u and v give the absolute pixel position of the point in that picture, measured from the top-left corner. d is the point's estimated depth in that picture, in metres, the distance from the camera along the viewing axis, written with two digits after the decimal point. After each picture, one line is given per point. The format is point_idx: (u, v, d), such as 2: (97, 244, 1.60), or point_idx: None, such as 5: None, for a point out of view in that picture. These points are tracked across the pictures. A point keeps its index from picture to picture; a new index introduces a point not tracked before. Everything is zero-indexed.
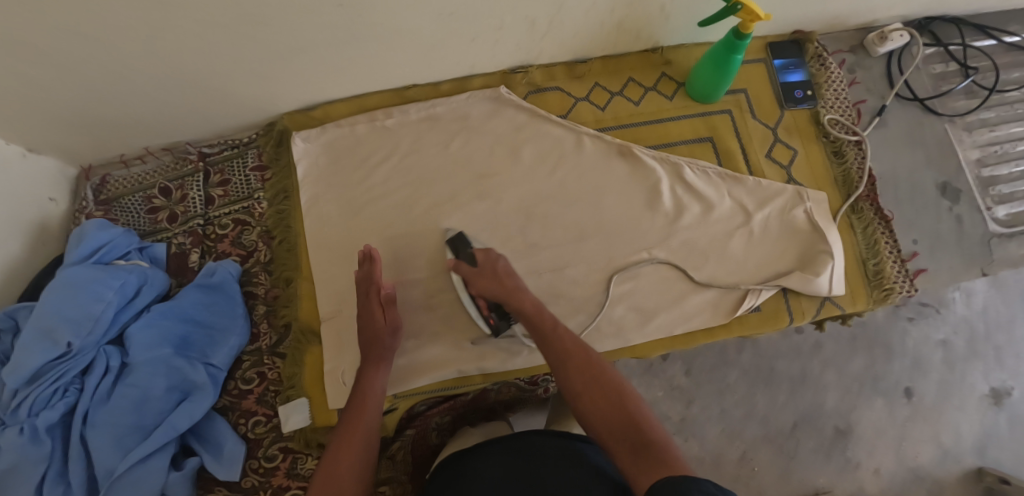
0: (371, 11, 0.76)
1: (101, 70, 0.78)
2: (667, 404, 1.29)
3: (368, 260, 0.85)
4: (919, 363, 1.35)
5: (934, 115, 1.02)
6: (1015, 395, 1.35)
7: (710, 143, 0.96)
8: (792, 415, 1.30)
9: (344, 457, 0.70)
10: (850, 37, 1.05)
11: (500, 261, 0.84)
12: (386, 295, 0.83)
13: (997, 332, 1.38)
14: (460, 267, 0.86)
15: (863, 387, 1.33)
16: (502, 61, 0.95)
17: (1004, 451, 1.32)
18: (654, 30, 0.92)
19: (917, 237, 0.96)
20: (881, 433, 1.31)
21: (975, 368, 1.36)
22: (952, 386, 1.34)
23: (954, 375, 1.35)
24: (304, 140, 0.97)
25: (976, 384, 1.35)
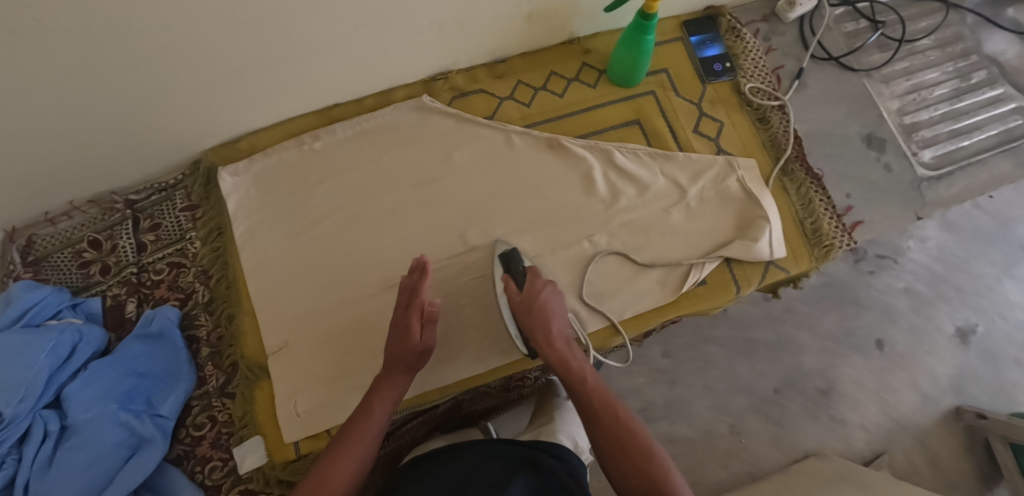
0: (278, 32, 0.76)
1: (6, 130, 0.75)
2: (651, 389, 1.29)
3: (418, 269, 0.80)
4: (887, 313, 1.37)
5: (851, 72, 1.04)
6: (981, 331, 1.39)
7: (637, 125, 0.96)
8: (774, 381, 1.31)
9: (336, 466, 0.63)
10: (761, 7, 1.07)
11: (546, 294, 0.77)
12: (428, 310, 0.77)
13: (955, 273, 1.42)
14: (508, 286, 0.80)
15: (838, 344, 1.34)
16: (420, 70, 0.94)
17: (979, 387, 1.35)
18: (566, 21, 0.93)
19: (850, 191, 0.97)
20: (862, 387, 1.32)
21: (938, 311, 1.39)
22: (922, 331, 1.37)
23: (921, 319, 1.38)
24: (232, 175, 0.95)
25: (942, 325, 1.38)
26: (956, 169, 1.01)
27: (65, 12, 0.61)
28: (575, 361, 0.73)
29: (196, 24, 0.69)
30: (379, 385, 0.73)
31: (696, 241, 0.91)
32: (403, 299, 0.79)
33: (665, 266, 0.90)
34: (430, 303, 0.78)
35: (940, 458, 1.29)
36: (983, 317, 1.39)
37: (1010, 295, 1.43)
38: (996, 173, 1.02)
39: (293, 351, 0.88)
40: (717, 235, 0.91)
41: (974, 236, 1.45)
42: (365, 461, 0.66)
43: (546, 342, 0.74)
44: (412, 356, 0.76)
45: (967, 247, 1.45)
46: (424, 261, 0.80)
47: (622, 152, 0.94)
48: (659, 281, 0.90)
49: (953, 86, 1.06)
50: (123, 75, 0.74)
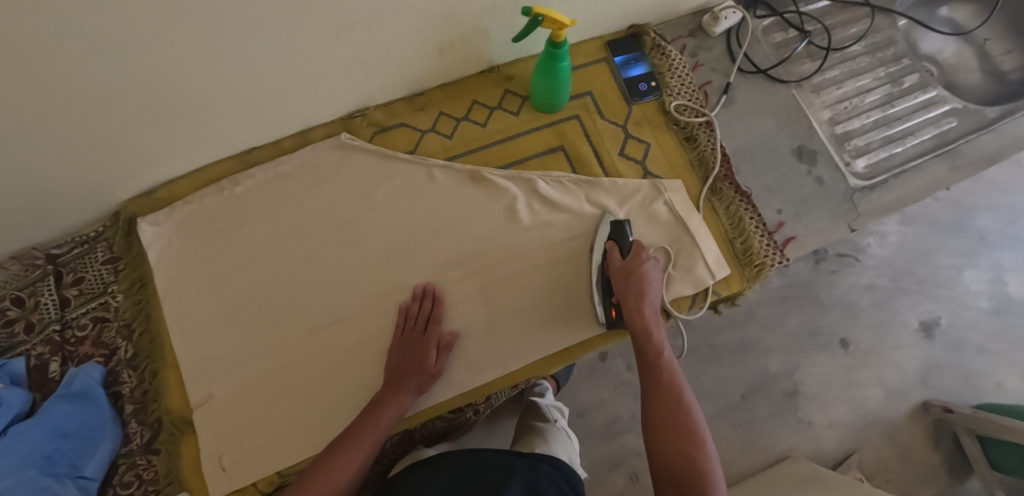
0: (168, 82, 0.75)
1: None
2: (619, 402, 1.24)
3: (430, 298, 0.87)
4: (850, 311, 1.38)
5: (780, 84, 1.03)
6: (945, 323, 1.40)
7: (561, 152, 0.95)
8: (741, 388, 1.31)
9: (335, 467, 0.73)
10: (687, 22, 1.05)
11: (647, 265, 0.81)
12: (445, 340, 0.84)
13: (917, 265, 1.44)
14: (610, 251, 0.84)
15: (802, 344, 1.35)
16: (335, 109, 0.93)
17: (946, 377, 1.36)
18: (481, 50, 0.92)
19: (780, 206, 0.95)
20: (829, 385, 1.33)
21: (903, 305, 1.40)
22: (887, 327, 1.38)
23: (886, 314, 1.39)
24: (152, 225, 0.93)
25: (906, 319, 1.40)
26: (890, 177, 1.00)
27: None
28: (657, 331, 0.77)
29: (74, 79, 0.68)
30: (386, 401, 0.80)
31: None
32: (416, 326, 0.85)
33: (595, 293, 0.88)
34: (448, 333, 0.85)
35: (909, 451, 1.31)
36: (947, 308, 1.41)
37: (971, 284, 1.44)
38: (932, 178, 1.01)
39: (218, 402, 0.87)
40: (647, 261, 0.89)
41: (935, 227, 1.47)
42: (362, 466, 0.75)
43: (636, 306, 0.78)
44: (421, 380, 0.82)
45: (927, 239, 1.46)
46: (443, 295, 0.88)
47: (545, 180, 0.92)
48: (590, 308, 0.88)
49: (885, 92, 1.05)
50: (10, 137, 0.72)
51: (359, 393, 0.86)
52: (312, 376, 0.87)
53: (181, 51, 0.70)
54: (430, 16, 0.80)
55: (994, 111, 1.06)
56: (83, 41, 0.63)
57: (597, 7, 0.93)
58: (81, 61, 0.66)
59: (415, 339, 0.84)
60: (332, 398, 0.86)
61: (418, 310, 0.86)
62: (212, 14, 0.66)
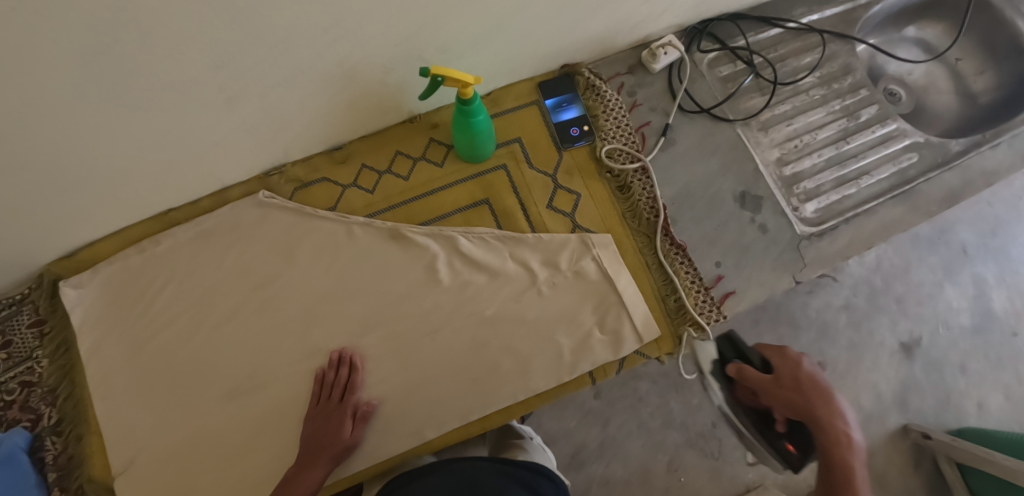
0: (58, 158, 0.73)
1: None
2: (585, 430, 1.16)
3: (348, 367, 0.84)
4: (825, 332, 1.26)
5: (725, 122, 0.97)
6: (926, 343, 1.28)
7: (487, 205, 0.91)
8: (712, 415, 1.17)
9: None
10: (626, 57, 1.00)
11: (808, 365, 0.69)
12: (364, 410, 0.82)
13: (894, 282, 1.31)
14: (743, 370, 0.72)
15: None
16: (250, 168, 0.90)
17: (925, 398, 1.24)
18: (398, 102, 0.88)
19: (720, 259, 0.90)
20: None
21: (880, 324, 1.28)
22: (862, 347, 1.26)
23: (862, 334, 1.27)
24: (75, 287, 0.91)
25: (885, 339, 1.27)
26: (842, 221, 0.94)
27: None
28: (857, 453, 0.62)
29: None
30: (302, 470, 0.78)
31: (545, 333, 0.85)
32: (332, 398, 0.82)
33: (519, 357, 0.85)
34: (367, 402, 0.83)
35: (885, 476, 1.20)
36: (926, 327, 1.28)
37: (953, 301, 1.30)
38: (886, 220, 0.94)
39: (137, 471, 0.85)
40: (574, 323, 0.85)
41: (914, 242, 1.34)
42: None
43: (825, 424, 0.63)
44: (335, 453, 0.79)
45: (907, 255, 1.33)
46: (363, 365, 0.85)
47: (466, 238, 0.88)
48: (513, 370, 0.84)
49: (839, 127, 1.00)
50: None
51: (277, 460, 0.84)
52: (231, 443, 0.85)
53: (59, 130, 0.69)
54: (322, 78, 0.76)
55: (960, 144, 0.99)
56: None
57: (517, 52, 0.88)
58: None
59: (334, 410, 0.82)
60: (250, 463, 0.84)
61: (333, 382, 0.84)
62: (73, 91, 0.64)
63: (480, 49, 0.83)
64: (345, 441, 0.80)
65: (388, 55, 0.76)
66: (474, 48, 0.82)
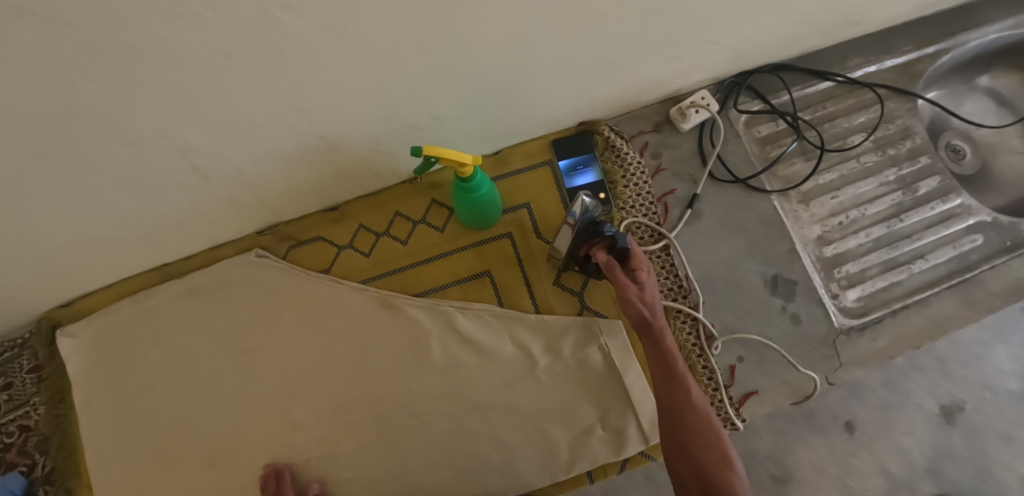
0: (39, 237, 0.71)
1: None
2: None
3: (272, 477, 0.81)
4: (854, 390, 1.05)
5: (759, 193, 0.87)
6: (970, 409, 1.04)
7: (487, 278, 0.84)
8: None
9: None
10: (651, 113, 0.90)
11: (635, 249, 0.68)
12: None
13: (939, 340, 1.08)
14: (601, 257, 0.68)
15: (798, 424, 1.03)
16: (239, 228, 0.86)
17: (961, 466, 1.02)
18: (393, 167, 0.81)
19: (742, 353, 0.81)
20: (827, 474, 1.00)
21: (920, 386, 1.05)
22: (894, 408, 1.04)
23: (895, 396, 1.05)
24: (71, 336, 0.91)
25: (922, 402, 1.04)
26: (887, 312, 0.83)
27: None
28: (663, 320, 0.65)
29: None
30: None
31: (540, 426, 0.78)
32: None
33: (510, 450, 0.78)
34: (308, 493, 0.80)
35: None
36: (970, 390, 1.05)
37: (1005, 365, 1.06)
38: (936, 316, 0.83)
39: None
40: (572, 419, 0.78)
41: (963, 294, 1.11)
42: None
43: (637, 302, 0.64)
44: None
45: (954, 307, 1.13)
46: (285, 469, 0.82)
47: (463, 315, 0.82)
48: (503, 464, 0.78)
49: (894, 201, 0.88)
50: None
51: None
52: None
53: (33, 213, 0.67)
54: (300, 154, 0.70)
55: None
56: None
57: (523, 115, 0.80)
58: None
59: None
60: None
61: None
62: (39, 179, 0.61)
63: (476, 116, 0.76)
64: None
65: (374, 130, 0.70)
66: (471, 117, 0.75)
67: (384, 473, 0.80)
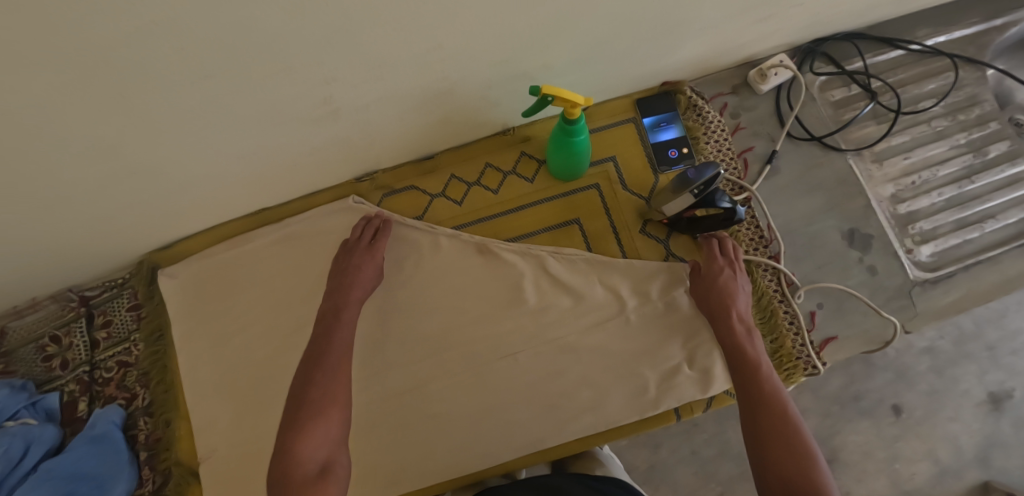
0: (170, 165, 0.75)
1: None
2: (635, 451, 1.10)
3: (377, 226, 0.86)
4: (902, 375, 1.09)
5: (835, 152, 0.91)
6: (1019, 397, 1.09)
7: (576, 225, 0.89)
8: None
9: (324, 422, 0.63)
10: (730, 76, 0.95)
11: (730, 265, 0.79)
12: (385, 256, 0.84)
13: (987, 328, 1.12)
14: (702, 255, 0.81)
15: (846, 407, 1.08)
16: (341, 175, 0.91)
17: (1012, 457, 1.06)
18: (492, 116, 0.86)
19: (821, 300, 0.85)
20: (873, 456, 1.06)
21: (968, 372, 1.10)
22: (943, 395, 1.09)
23: (943, 382, 1.09)
24: (170, 276, 0.96)
25: (970, 389, 1.09)
26: (961, 268, 0.87)
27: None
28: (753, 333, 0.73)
29: (62, 169, 0.69)
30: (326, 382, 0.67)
31: (628, 366, 0.82)
32: (356, 250, 0.82)
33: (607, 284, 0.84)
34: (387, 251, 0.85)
35: None
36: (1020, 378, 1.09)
37: None
38: (1009, 273, 0.86)
39: (221, 459, 0.90)
40: (660, 358, 0.82)
41: None
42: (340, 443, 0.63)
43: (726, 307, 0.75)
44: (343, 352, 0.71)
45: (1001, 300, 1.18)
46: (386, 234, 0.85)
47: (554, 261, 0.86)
48: (593, 403, 0.82)
49: (964, 163, 0.91)
50: (15, 220, 0.76)
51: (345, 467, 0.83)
52: None
53: (174, 141, 0.70)
54: (420, 95, 0.74)
55: None
56: (70, 143, 0.65)
57: (619, 71, 0.84)
58: (66, 157, 0.66)
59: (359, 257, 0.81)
60: None
61: (341, 253, 0.83)
62: (191, 110, 0.65)
63: (580, 68, 0.80)
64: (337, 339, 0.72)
65: (490, 73, 0.74)
66: (577, 68, 0.80)
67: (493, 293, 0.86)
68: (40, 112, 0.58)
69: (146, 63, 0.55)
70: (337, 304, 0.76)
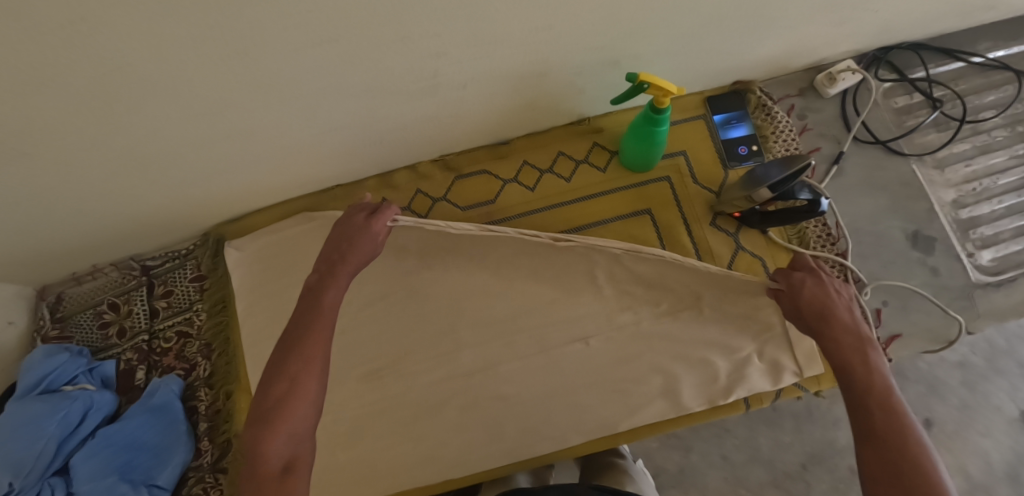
0: (262, 131, 0.76)
1: (53, 218, 0.82)
2: (665, 453, 1.07)
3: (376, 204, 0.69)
4: (935, 388, 1.08)
5: (899, 157, 0.94)
6: None
7: (648, 216, 0.90)
8: (802, 455, 1.06)
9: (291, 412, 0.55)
10: (797, 79, 0.98)
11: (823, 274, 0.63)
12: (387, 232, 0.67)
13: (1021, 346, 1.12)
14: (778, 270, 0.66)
15: None
16: (416, 155, 0.93)
17: None
18: (572, 104, 0.88)
19: (886, 298, 0.87)
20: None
21: (1000, 388, 1.09)
22: (974, 410, 1.07)
23: (975, 397, 1.08)
24: (237, 249, 0.96)
25: (1002, 405, 1.08)
26: (1020, 273, 0.89)
27: (34, 127, 0.62)
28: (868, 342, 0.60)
29: (159, 125, 0.68)
30: (306, 351, 0.57)
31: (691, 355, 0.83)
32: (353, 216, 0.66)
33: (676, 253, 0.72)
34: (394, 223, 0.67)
35: None
36: None
37: None
38: None
39: None
40: (728, 349, 0.83)
41: None
42: (306, 430, 0.56)
43: (827, 325, 0.60)
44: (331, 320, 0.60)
45: None
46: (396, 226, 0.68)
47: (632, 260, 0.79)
48: (662, 388, 0.83)
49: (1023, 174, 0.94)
50: (107, 174, 0.76)
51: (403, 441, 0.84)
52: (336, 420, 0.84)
53: (278, 108, 0.71)
54: (517, 77, 0.77)
55: None
56: (184, 101, 0.65)
57: (701, 66, 0.87)
58: (173, 113, 0.67)
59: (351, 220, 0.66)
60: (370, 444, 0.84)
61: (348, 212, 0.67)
62: (304, 77, 0.66)
63: (668, 60, 0.83)
64: (327, 300, 0.60)
65: (585, 59, 0.77)
66: (665, 60, 0.82)
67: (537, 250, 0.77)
68: (173, 67, 0.58)
69: (281, 22, 0.56)
70: (315, 288, 0.61)
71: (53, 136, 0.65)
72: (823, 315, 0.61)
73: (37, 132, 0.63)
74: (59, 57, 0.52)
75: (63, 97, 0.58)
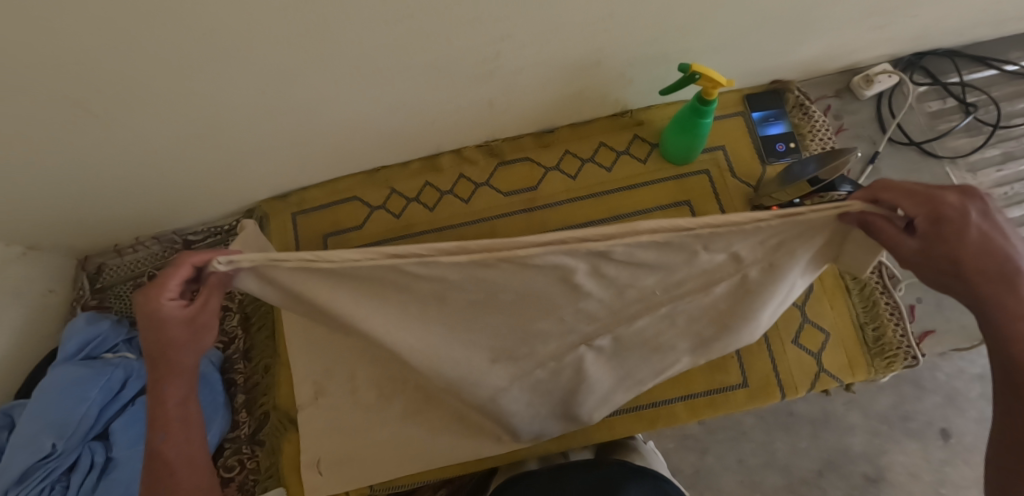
0: (322, 108, 0.78)
1: (110, 185, 0.84)
2: (680, 455, 1.07)
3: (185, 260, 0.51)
4: (953, 399, 1.08)
5: (932, 159, 0.96)
6: None
7: (687, 207, 0.92)
8: (818, 461, 1.06)
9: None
10: (834, 80, 1.00)
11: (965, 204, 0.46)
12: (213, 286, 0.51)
13: None
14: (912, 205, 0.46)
15: (895, 427, 1.07)
16: (463, 139, 0.95)
17: None
18: (619, 95, 0.90)
19: (920, 295, 0.91)
20: (919, 478, 1.04)
21: None
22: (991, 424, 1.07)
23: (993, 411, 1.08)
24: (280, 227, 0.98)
25: None
26: None
27: (109, 91, 0.64)
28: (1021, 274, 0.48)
29: (226, 96, 0.70)
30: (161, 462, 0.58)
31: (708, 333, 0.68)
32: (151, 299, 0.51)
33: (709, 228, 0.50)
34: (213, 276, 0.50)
35: None
36: None
37: None
38: None
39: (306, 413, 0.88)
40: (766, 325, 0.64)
41: None
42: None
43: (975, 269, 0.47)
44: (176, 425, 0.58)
45: None
46: (237, 276, 0.51)
47: (624, 273, 0.55)
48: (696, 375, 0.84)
49: None
50: (168, 144, 0.77)
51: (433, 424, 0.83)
52: (360, 401, 0.83)
53: (341, 84, 0.73)
54: (573, 66, 0.79)
55: None
56: (255, 73, 0.67)
57: (746, 63, 0.89)
58: (242, 85, 0.68)
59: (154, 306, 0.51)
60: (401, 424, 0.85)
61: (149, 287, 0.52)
62: (371, 55, 0.68)
63: (716, 56, 0.85)
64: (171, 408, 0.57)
65: (639, 51, 0.79)
66: (714, 55, 0.84)
67: (475, 271, 0.51)
68: (251, 36, 0.60)
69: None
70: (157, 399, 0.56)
71: (121, 101, 0.66)
72: (983, 253, 0.46)
73: (111, 96, 0.65)
74: (153, 22, 0.54)
75: (144, 62, 0.60)
